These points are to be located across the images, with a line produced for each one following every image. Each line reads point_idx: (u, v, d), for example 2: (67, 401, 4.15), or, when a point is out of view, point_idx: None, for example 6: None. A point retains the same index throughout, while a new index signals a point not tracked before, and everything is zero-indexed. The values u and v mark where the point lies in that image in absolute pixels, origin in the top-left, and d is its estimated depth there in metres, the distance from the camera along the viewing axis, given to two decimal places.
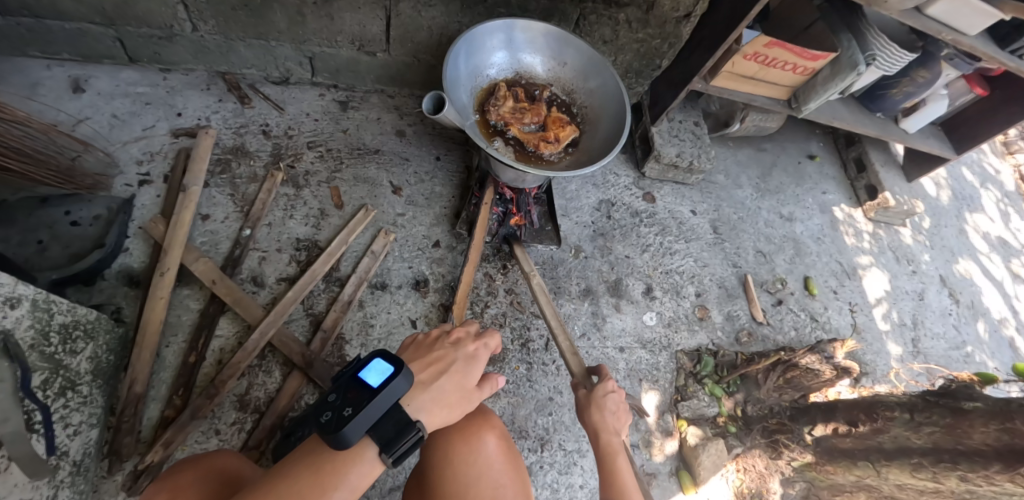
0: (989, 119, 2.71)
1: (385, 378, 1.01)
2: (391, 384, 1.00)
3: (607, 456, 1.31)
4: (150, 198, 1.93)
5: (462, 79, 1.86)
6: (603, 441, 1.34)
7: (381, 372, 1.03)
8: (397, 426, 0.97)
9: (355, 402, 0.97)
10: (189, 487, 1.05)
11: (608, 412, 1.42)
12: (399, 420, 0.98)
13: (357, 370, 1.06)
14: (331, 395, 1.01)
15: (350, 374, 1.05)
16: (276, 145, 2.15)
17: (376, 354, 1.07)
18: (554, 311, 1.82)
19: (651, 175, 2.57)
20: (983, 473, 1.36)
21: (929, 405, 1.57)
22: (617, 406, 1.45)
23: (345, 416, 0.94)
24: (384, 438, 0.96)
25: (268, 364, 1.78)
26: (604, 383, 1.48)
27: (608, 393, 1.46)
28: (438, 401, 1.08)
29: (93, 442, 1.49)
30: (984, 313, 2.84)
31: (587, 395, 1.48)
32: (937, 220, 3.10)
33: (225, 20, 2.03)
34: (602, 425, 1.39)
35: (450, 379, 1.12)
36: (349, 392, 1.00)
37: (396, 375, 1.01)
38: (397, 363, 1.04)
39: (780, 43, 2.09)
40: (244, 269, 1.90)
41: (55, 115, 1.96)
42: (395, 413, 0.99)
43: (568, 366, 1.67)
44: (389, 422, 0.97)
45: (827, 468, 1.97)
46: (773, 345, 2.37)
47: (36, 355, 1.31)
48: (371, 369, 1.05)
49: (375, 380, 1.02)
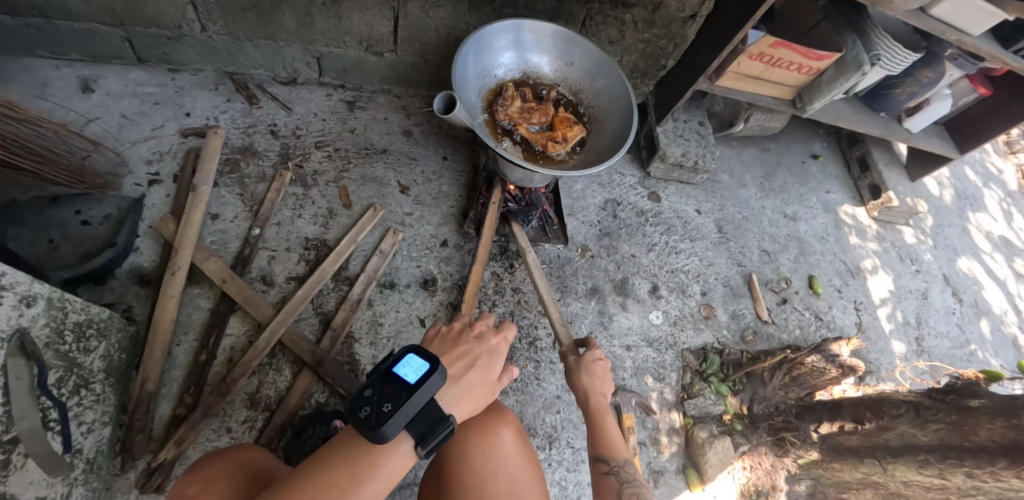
0: (993, 118, 2.72)
1: (421, 375, 1.01)
2: (428, 381, 1.01)
3: (596, 415, 1.40)
4: (159, 198, 1.95)
5: (471, 80, 1.88)
6: (592, 402, 1.42)
7: (416, 368, 1.03)
8: (432, 422, 0.98)
9: (393, 398, 0.97)
10: (220, 480, 1.06)
11: (595, 376, 1.48)
12: (433, 415, 0.99)
13: (392, 365, 1.05)
14: (367, 389, 1.00)
15: (385, 369, 1.05)
16: (284, 145, 2.17)
17: (410, 349, 1.07)
18: (548, 286, 1.85)
19: (656, 175, 2.59)
20: (989, 469, 1.37)
21: (935, 402, 1.58)
22: (603, 372, 1.50)
23: (384, 412, 0.94)
24: (419, 433, 0.97)
25: (278, 363, 1.79)
26: (592, 351, 1.54)
27: (596, 360, 1.51)
28: (465, 394, 1.10)
29: (105, 440, 1.50)
30: (987, 312, 2.86)
31: (576, 361, 1.53)
32: (940, 219, 3.11)
33: (234, 20, 2.04)
34: (591, 386, 1.45)
35: (476, 374, 1.13)
36: (385, 387, 1.00)
37: (433, 372, 1.02)
38: (431, 359, 1.05)
39: (786, 43, 2.11)
40: (254, 268, 1.91)
41: (65, 115, 1.97)
42: (429, 409, 1.00)
43: (558, 337, 1.69)
44: (424, 418, 0.98)
45: (833, 466, 1.99)
46: (778, 344, 2.38)
47: (52, 354, 1.32)
48: (406, 365, 1.05)
49: (411, 376, 1.02)
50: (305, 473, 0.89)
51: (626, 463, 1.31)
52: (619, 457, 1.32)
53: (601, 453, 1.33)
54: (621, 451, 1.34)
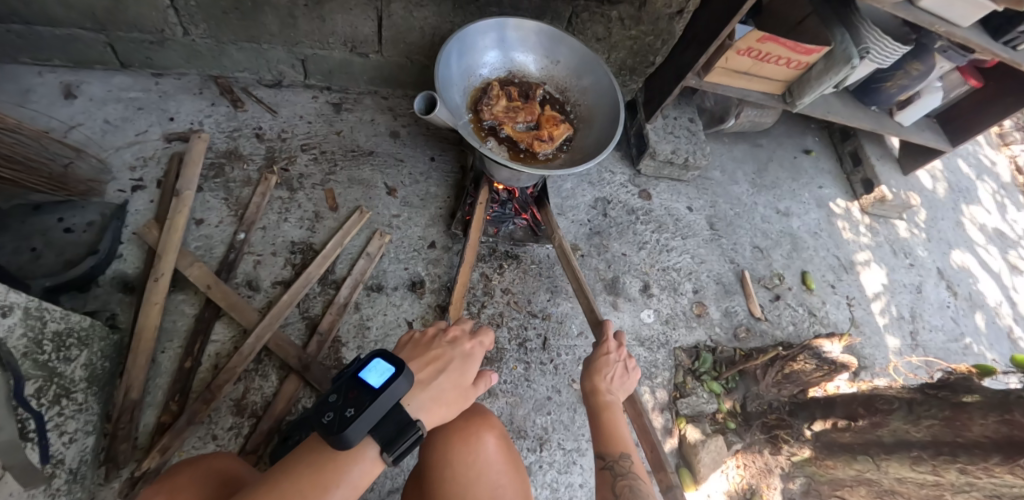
0: (985, 111, 2.71)
1: (386, 379, 1.01)
2: (393, 384, 1.00)
3: (599, 411, 1.39)
4: (143, 203, 1.93)
5: (455, 80, 1.86)
6: (595, 399, 1.42)
7: (382, 372, 1.03)
8: (398, 427, 0.97)
9: (357, 403, 0.96)
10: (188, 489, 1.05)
11: (603, 371, 1.50)
12: (400, 420, 0.98)
13: (358, 370, 1.05)
14: (332, 394, 1.00)
15: (351, 374, 1.04)
16: (270, 148, 2.15)
17: (376, 353, 1.06)
18: (576, 271, 1.91)
19: (647, 172, 2.57)
20: (983, 465, 1.35)
21: (927, 397, 1.57)
22: (613, 367, 1.51)
23: (347, 417, 0.93)
24: (384, 438, 0.96)
25: (265, 368, 1.77)
26: (602, 345, 1.57)
27: (603, 355, 1.54)
28: (437, 399, 1.09)
29: (90, 450, 1.48)
30: (982, 305, 2.84)
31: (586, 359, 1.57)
32: (934, 213, 3.10)
33: (216, 23, 2.02)
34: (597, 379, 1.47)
35: (448, 379, 1.13)
36: (350, 392, 0.99)
37: (398, 376, 1.01)
38: (397, 363, 1.04)
39: (773, 38, 2.09)
40: (239, 273, 1.89)
41: (47, 121, 1.95)
42: (396, 413, 0.99)
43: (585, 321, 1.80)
44: (389, 423, 0.97)
45: (827, 462, 1.95)
46: (771, 340, 2.36)
47: (30, 363, 1.31)
48: (372, 369, 1.04)
49: (375, 380, 1.01)
50: (266, 481, 0.88)
51: (623, 457, 1.26)
52: (617, 451, 1.27)
53: (601, 448, 1.30)
54: (622, 446, 1.29)
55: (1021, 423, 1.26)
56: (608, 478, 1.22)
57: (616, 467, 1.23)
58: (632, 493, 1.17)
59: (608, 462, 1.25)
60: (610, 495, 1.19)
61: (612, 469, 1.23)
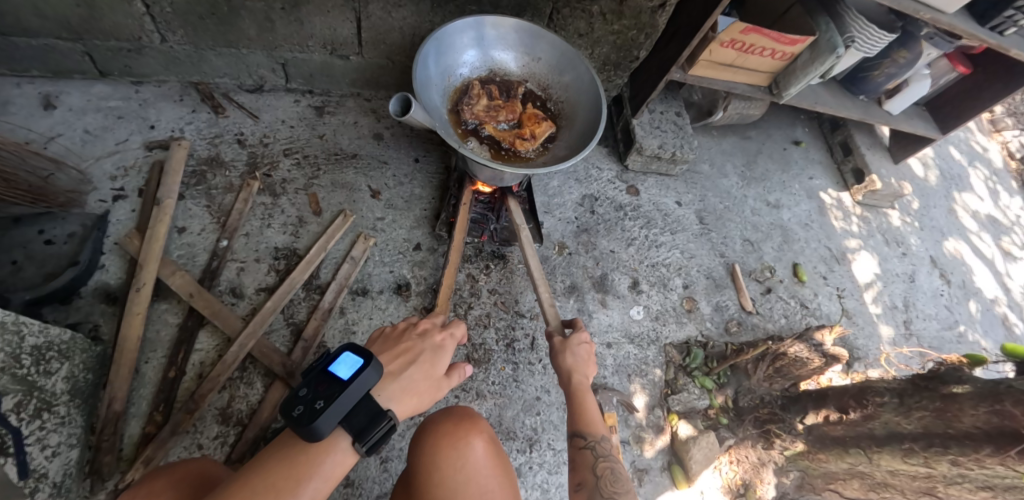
0: (975, 96, 2.68)
1: (354, 371, 1.01)
2: (362, 375, 1.01)
3: (577, 394, 1.45)
4: (125, 213, 1.91)
5: (434, 80, 1.84)
6: (575, 383, 1.46)
7: (350, 364, 1.03)
8: (369, 417, 0.98)
9: (326, 395, 0.97)
10: (166, 491, 1.04)
11: (579, 358, 1.51)
12: (371, 410, 0.99)
13: (327, 364, 1.05)
14: (302, 389, 1.00)
15: (320, 368, 1.05)
16: (252, 154, 2.13)
17: (345, 347, 1.07)
18: (542, 274, 1.82)
19: (634, 168, 2.56)
20: (974, 457, 1.33)
21: (918, 389, 1.54)
22: (587, 355, 1.53)
23: (316, 409, 0.94)
24: (355, 428, 0.96)
25: (250, 376, 1.76)
26: (578, 334, 1.56)
27: (581, 343, 1.54)
28: (408, 389, 1.11)
29: (74, 463, 1.46)
30: (976, 293, 2.83)
31: (561, 342, 1.55)
32: (926, 201, 3.08)
33: (194, 29, 2.00)
34: (575, 366, 1.48)
35: (418, 369, 1.16)
36: (320, 385, 1.00)
37: (366, 367, 1.02)
38: (366, 355, 1.05)
39: (757, 29, 2.06)
40: (222, 281, 1.88)
41: (26, 133, 1.93)
42: (366, 403, 1.00)
43: (545, 318, 1.71)
44: (360, 413, 0.98)
45: (819, 455, 1.90)
46: (762, 334, 2.35)
47: (7, 378, 1.29)
48: (341, 362, 1.05)
49: (345, 373, 1.02)
50: (239, 478, 0.87)
51: (603, 439, 1.39)
52: (597, 433, 1.39)
53: (580, 429, 1.40)
54: (599, 428, 1.41)
55: (1011, 413, 1.24)
56: (589, 459, 1.36)
57: (597, 449, 1.37)
58: (612, 476, 1.32)
59: (588, 442, 1.38)
60: (591, 474, 1.33)
61: (594, 450, 1.36)
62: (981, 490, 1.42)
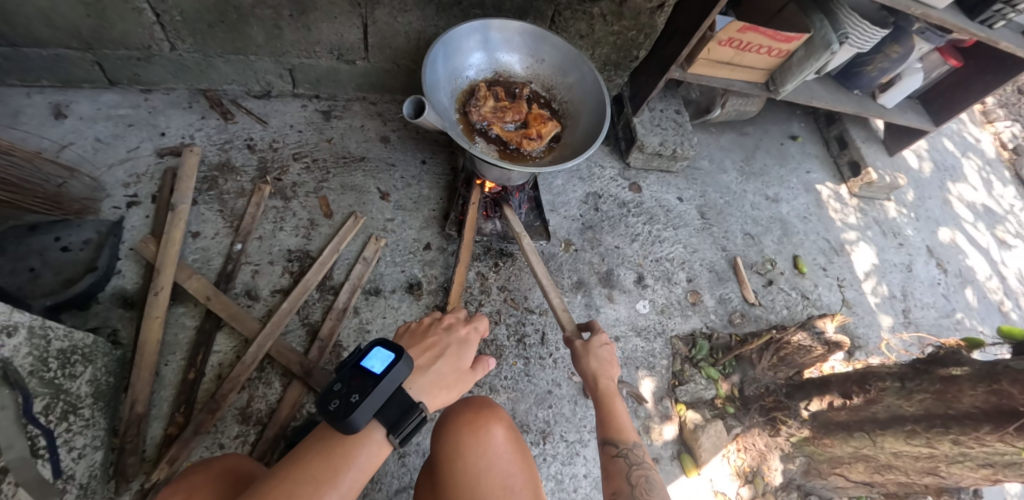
0: (965, 89, 2.76)
1: (386, 365, 1.05)
2: (394, 370, 1.04)
3: (606, 400, 1.45)
4: (139, 219, 1.94)
5: (442, 82, 1.88)
6: (603, 386, 1.48)
7: (382, 359, 1.07)
8: (402, 410, 1.02)
9: (361, 388, 1.00)
10: (205, 487, 1.08)
11: (603, 362, 1.54)
12: (403, 403, 1.03)
13: (359, 359, 1.09)
14: (336, 383, 1.03)
15: (352, 363, 1.08)
16: (262, 159, 2.17)
17: (376, 342, 1.11)
18: (544, 271, 1.92)
19: (636, 165, 2.60)
20: (974, 435, 1.39)
21: (919, 372, 1.59)
22: (609, 356, 1.57)
23: (353, 402, 0.97)
24: (389, 421, 1.00)
25: (268, 376, 1.79)
26: (598, 337, 1.60)
27: (602, 345, 1.58)
28: (437, 382, 1.16)
29: (98, 464, 1.49)
30: (972, 280, 2.89)
31: (584, 346, 1.58)
32: (921, 192, 3.14)
33: (203, 37, 2.04)
34: (599, 369, 1.52)
35: (445, 362, 1.20)
36: (354, 380, 1.03)
37: (398, 361, 1.05)
38: (397, 350, 1.08)
39: (754, 27, 2.12)
40: (238, 283, 1.92)
41: (38, 142, 1.95)
42: (399, 396, 1.04)
43: (562, 324, 1.75)
44: (394, 406, 1.02)
45: (825, 441, 1.94)
46: (766, 324, 2.41)
47: (37, 381, 1.31)
48: (372, 357, 1.08)
49: (377, 367, 1.05)
50: (281, 470, 0.92)
51: (635, 446, 1.38)
52: (628, 440, 1.38)
53: (611, 437, 1.39)
54: (630, 435, 1.40)
55: (1009, 392, 1.29)
56: (623, 468, 1.34)
57: (630, 456, 1.35)
58: (647, 484, 1.32)
59: (621, 451, 1.36)
60: (625, 483, 1.32)
61: (626, 459, 1.34)
62: (982, 467, 1.48)
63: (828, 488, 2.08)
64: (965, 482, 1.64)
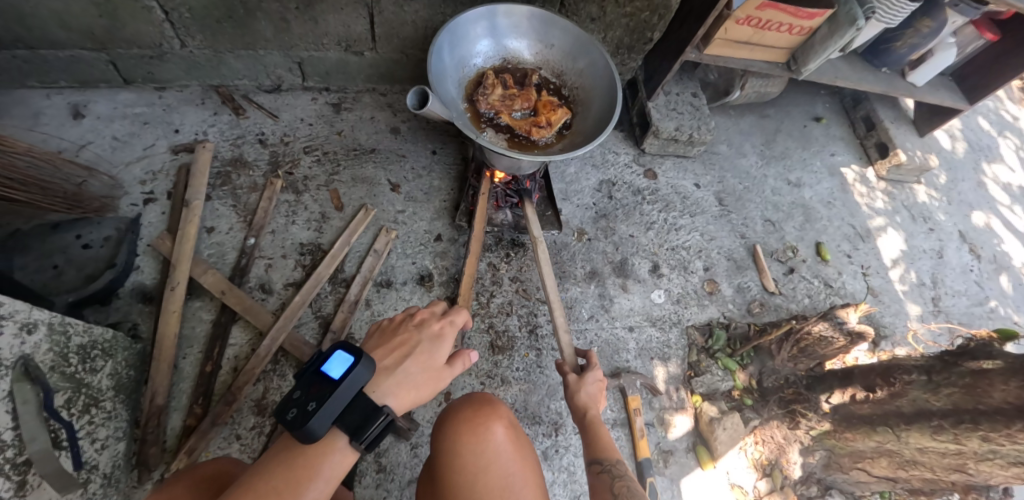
0: (1003, 64, 2.61)
1: (345, 369, 1.04)
2: (353, 373, 1.03)
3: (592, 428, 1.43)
4: (156, 216, 1.97)
5: (449, 71, 1.85)
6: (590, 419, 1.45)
7: (341, 362, 1.05)
8: (364, 415, 1.01)
9: (319, 396, 1.00)
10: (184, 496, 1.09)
11: (592, 394, 1.52)
12: (365, 408, 1.02)
13: (319, 364, 1.07)
14: (296, 391, 1.03)
15: (313, 369, 1.07)
16: (274, 153, 2.18)
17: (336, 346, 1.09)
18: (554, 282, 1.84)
19: (651, 151, 2.54)
20: (1004, 432, 1.29)
21: (947, 365, 1.52)
22: (599, 391, 1.54)
23: (309, 411, 0.97)
24: (350, 427, 0.99)
25: (283, 368, 1.82)
26: (593, 371, 1.57)
27: (595, 380, 1.55)
28: (404, 383, 1.13)
29: (121, 455, 1.53)
30: (1007, 266, 2.75)
31: (577, 380, 1.55)
32: (954, 175, 2.99)
33: (212, 33, 2.04)
34: (588, 404, 1.49)
35: (415, 361, 1.16)
36: (313, 387, 1.03)
37: (357, 365, 1.04)
38: (356, 352, 1.06)
39: (773, 4, 2.02)
40: (252, 277, 1.94)
41: (58, 143, 2.00)
42: (360, 401, 1.03)
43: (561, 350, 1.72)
44: (355, 411, 1.01)
45: (846, 434, 1.86)
46: (787, 314, 2.33)
47: (58, 376, 1.35)
48: (332, 361, 1.07)
49: (336, 372, 1.04)
50: (243, 482, 0.92)
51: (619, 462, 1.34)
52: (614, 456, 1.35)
53: (596, 455, 1.36)
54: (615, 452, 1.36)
55: None
56: (606, 482, 1.29)
57: (613, 470, 1.31)
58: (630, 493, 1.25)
59: (604, 466, 1.32)
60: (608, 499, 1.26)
61: (610, 472, 1.30)
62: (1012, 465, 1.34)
63: (849, 482, 2.01)
64: (995, 481, 1.49)
